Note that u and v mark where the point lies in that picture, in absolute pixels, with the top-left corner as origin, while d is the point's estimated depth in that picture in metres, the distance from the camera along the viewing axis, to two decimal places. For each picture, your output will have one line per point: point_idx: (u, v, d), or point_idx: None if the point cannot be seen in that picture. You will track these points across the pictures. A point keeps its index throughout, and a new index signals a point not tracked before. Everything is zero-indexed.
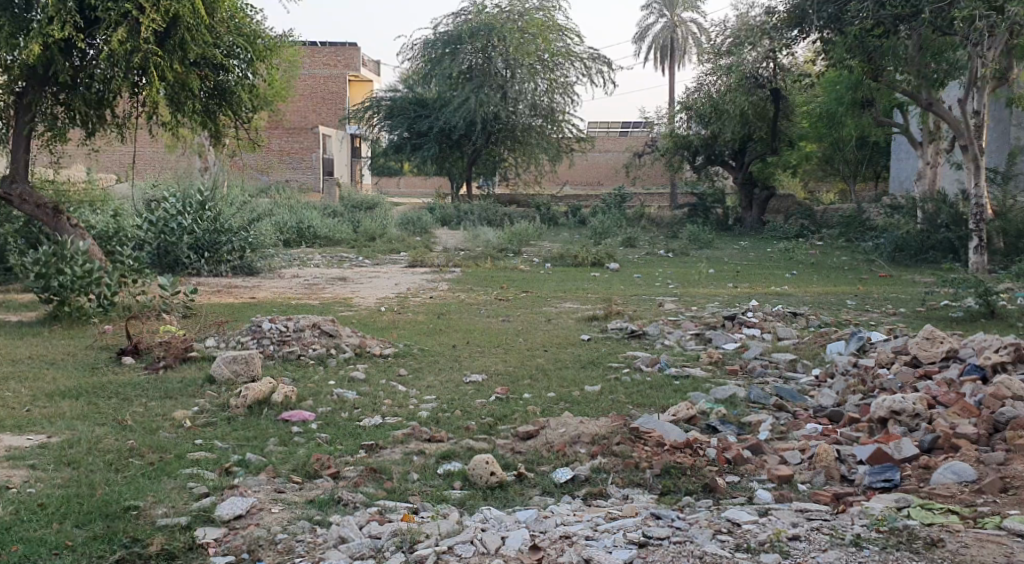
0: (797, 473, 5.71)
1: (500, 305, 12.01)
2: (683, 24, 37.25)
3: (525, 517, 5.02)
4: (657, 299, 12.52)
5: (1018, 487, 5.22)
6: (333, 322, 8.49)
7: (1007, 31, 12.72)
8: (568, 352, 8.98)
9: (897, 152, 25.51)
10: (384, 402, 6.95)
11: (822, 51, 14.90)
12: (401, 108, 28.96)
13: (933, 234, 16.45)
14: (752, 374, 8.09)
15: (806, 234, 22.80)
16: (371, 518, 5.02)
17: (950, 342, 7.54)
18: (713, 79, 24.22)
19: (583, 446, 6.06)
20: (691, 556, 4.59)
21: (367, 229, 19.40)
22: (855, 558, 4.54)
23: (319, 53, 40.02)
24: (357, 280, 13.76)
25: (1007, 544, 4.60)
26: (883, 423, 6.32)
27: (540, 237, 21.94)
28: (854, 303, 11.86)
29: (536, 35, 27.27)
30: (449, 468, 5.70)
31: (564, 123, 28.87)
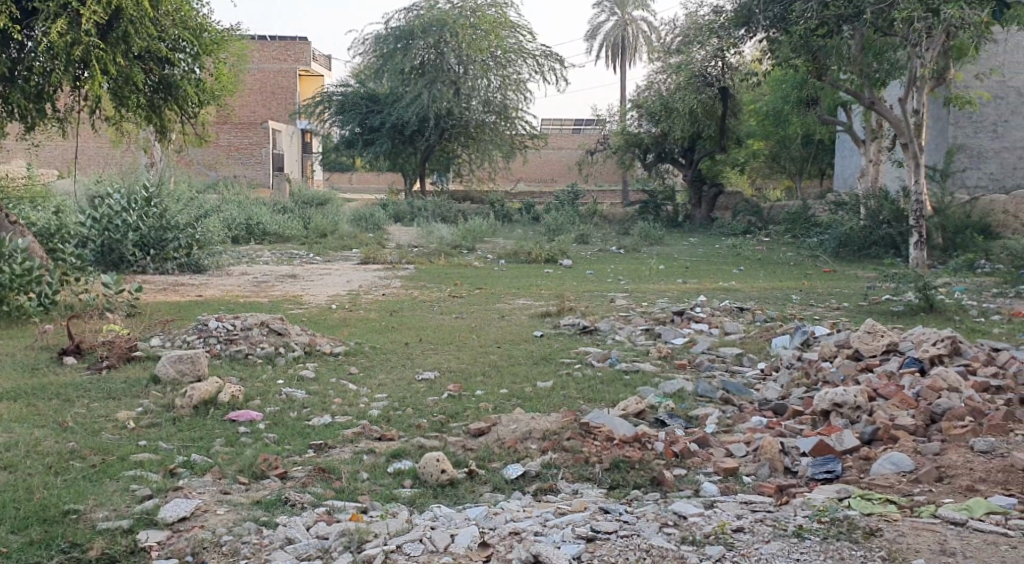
0: (742, 465, 5.76)
1: (454, 302, 11.98)
2: (633, 22, 37.45)
3: (475, 515, 5.00)
4: (610, 295, 12.58)
5: (953, 476, 5.31)
6: (282, 321, 8.43)
7: (945, 32, 12.97)
8: (520, 348, 8.99)
9: (841, 150, 25.88)
10: (334, 401, 6.90)
11: (768, 50, 15.06)
12: (353, 103, 28.72)
13: (876, 230, 16.71)
14: (700, 368, 8.16)
15: (753, 231, 23.03)
16: (318, 518, 4.98)
17: (890, 336, 7.66)
18: (664, 78, 24.44)
19: (535, 442, 6.07)
20: (638, 549, 4.59)
21: (318, 226, 19.23)
22: (797, 549, 4.55)
23: (268, 47, 39.44)
24: (308, 278, 13.66)
25: (940, 532, 4.66)
26: (826, 415, 6.40)
27: (493, 234, 21.93)
28: (800, 298, 12.02)
29: (488, 31, 27.33)
30: (399, 467, 5.67)
31: (517, 119, 28.86)
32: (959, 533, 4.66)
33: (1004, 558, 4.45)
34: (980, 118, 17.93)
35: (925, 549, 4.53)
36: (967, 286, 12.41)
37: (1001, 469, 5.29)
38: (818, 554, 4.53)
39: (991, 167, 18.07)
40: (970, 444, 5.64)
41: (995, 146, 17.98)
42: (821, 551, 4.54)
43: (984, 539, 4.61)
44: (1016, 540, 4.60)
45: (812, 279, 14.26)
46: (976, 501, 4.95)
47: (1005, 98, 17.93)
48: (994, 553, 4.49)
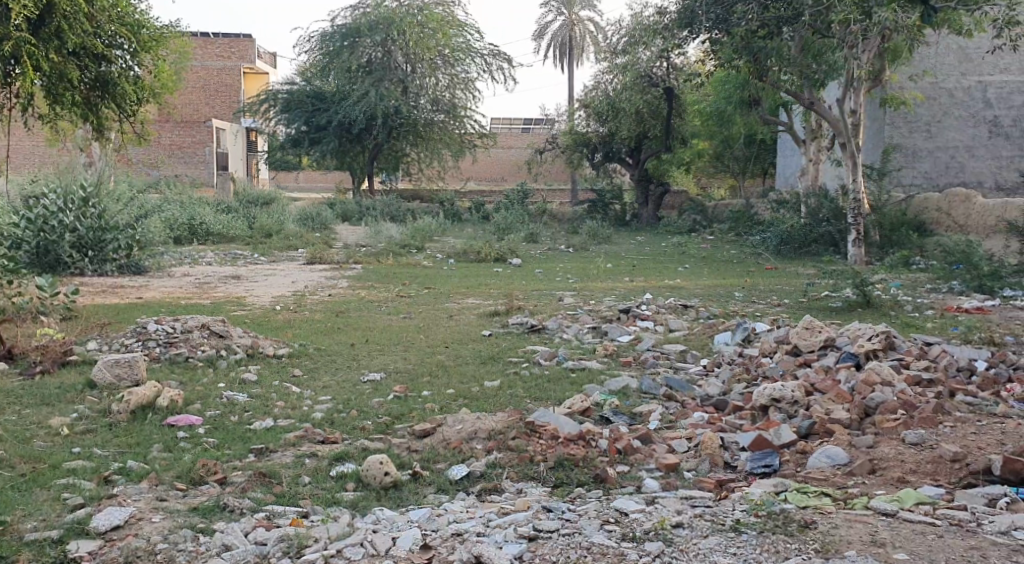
0: (683, 461, 5.81)
1: (401, 301, 11.94)
2: (580, 22, 37.62)
3: (417, 517, 4.99)
4: (558, 293, 12.60)
5: (886, 468, 5.39)
6: (224, 323, 8.34)
7: (880, 34, 13.27)
8: (467, 348, 8.98)
9: (783, 149, 26.21)
10: (277, 404, 6.84)
11: (711, 51, 15.24)
12: (298, 101, 28.31)
13: (816, 228, 16.96)
14: (645, 365, 8.21)
15: (699, 229, 23.25)
16: (257, 524, 4.93)
17: (828, 331, 7.79)
18: (610, 78, 24.65)
19: (480, 442, 6.07)
20: (579, 548, 4.60)
21: (263, 225, 19.03)
22: (734, 543, 4.58)
23: (213, 44, 39.06)
24: (252, 278, 13.55)
25: (873, 523, 4.71)
26: (765, 410, 6.49)
27: (443, 234, 21.85)
28: (742, 295, 12.15)
29: (435, 29, 27.43)
30: (342, 469, 5.63)
31: (465, 118, 28.87)
32: (890, 524, 4.71)
33: (932, 547, 4.48)
34: (914, 119, 18.34)
35: (857, 540, 4.55)
36: (903, 282, 12.63)
37: (932, 460, 5.37)
38: (754, 547, 4.56)
39: (926, 165, 18.50)
40: (902, 437, 5.73)
41: (929, 145, 18.41)
42: (757, 545, 4.56)
43: (913, 529, 4.64)
44: (942, 529, 4.63)
45: (754, 276, 14.41)
46: (907, 492, 5.03)
47: (937, 99, 18.29)
48: (923, 542, 4.52)
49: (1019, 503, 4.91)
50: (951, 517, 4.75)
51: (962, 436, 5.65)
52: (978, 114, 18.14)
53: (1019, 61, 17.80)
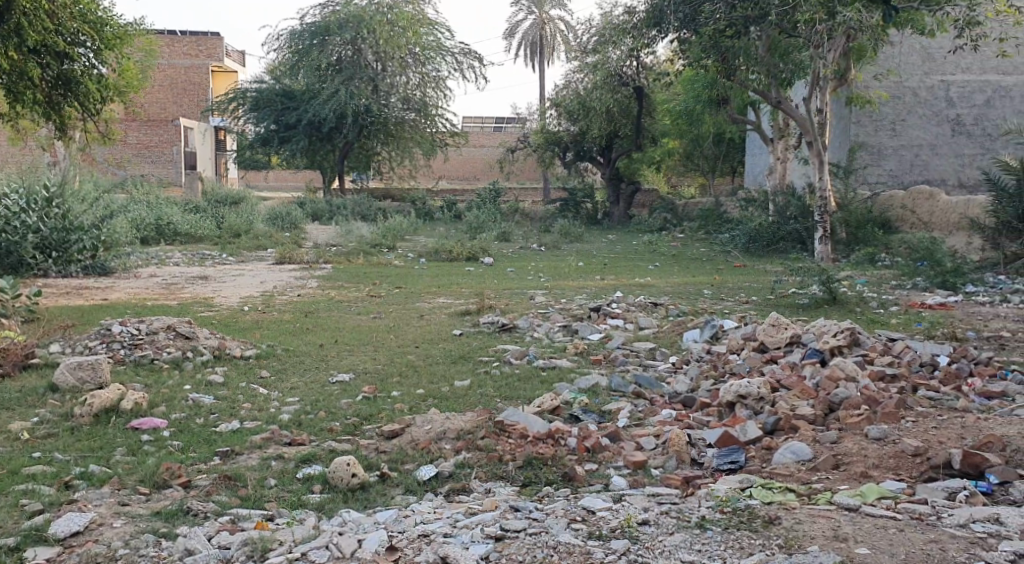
0: (651, 458, 5.84)
1: (371, 301, 11.90)
2: (550, 21, 37.65)
3: (384, 518, 4.98)
4: (529, 292, 12.59)
5: (849, 463, 5.43)
6: (191, 324, 8.29)
7: (846, 34, 13.38)
8: (438, 347, 8.96)
9: (751, 148, 26.38)
10: (244, 405, 6.80)
11: (679, 50, 15.32)
12: (267, 100, 28.11)
13: (783, 226, 17.08)
14: (614, 363, 8.23)
15: (669, 227, 23.34)
16: (221, 527, 4.90)
17: (794, 328, 7.84)
18: (580, 77, 24.67)
19: (448, 442, 6.06)
20: (546, 547, 4.60)
21: (232, 225, 18.88)
22: (699, 540, 4.60)
23: (179, 42, 38.71)
24: (219, 278, 13.47)
25: (836, 518, 4.72)
26: (731, 406, 6.52)
27: (415, 233, 21.79)
28: (711, 292, 12.22)
29: (405, 27, 27.32)
30: (309, 472, 5.60)
31: (437, 117, 28.82)
32: (853, 518, 4.74)
33: (893, 541, 4.49)
34: (879, 118, 18.57)
35: (820, 535, 4.57)
36: (868, 279, 12.75)
37: (894, 454, 5.42)
38: (719, 544, 4.58)
39: (891, 164, 18.71)
40: (865, 432, 5.79)
41: (893, 144, 18.63)
42: (722, 542, 4.58)
43: (875, 523, 4.66)
44: (904, 523, 4.66)
45: (723, 274, 14.47)
46: (870, 487, 5.07)
47: (901, 98, 18.49)
48: (884, 536, 4.54)
49: (978, 496, 4.96)
50: (912, 511, 4.78)
51: (923, 430, 5.71)
52: (941, 113, 18.33)
53: (980, 61, 18.02)
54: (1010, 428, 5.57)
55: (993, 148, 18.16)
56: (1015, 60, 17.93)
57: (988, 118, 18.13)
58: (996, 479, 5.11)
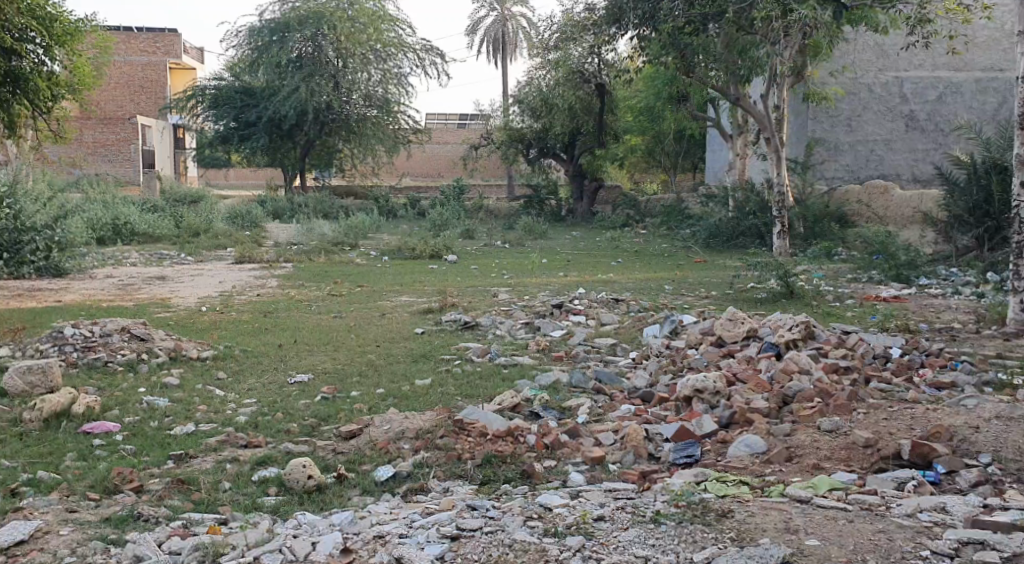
0: (608, 454, 5.87)
1: (333, 300, 11.85)
2: (512, 18, 37.65)
3: (340, 520, 4.97)
4: (492, 290, 12.59)
5: (802, 455, 5.49)
6: (146, 325, 8.22)
7: (802, 32, 13.51)
8: (399, 346, 8.94)
9: (712, 144, 26.53)
10: (199, 408, 6.74)
11: (639, 47, 15.40)
12: (226, 97, 27.88)
13: (742, 222, 17.24)
14: (575, 359, 8.26)
15: (632, 224, 23.45)
16: (172, 533, 4.86)
17: (750, 323, 7.92)
18: (542, 74, 24.69)
19: (407, 442, 6.06)
20: (501, 545, 4.60)
21: (190, 224, 18.70)
22: (652, 535, 4.63)
23: (136, 39, 38.38)
24: (177, 279, 13.32)
25: (787, 510, 4.78)
26: (688, 400, 6.57)
27: (377, 231, 21.70)
28: (671, 288, 12.29)
29: (366, 24, 27.23)
30: (264, 474, 5.58)
31: (399, 113, 28.74)
32: (804, 510, 4.79)
33: (842, 531, 4.54)
34: (836, 114, 18.77)
35: (772, 527, 4.60)
36: (825, 273, 12.88)
37: (845, 446, 5.49)
38: (672, 538, 4.61)
39: (847, 159, 18.88)
40: (818, 424, 5.86)
41: (850, 139, 18.78)
42: (676, 536, 4.61)
43: (825, 515, 4.72)
44: (853, 513, 4.71)
45: (684, 269, 14.57)
46: (821, 479, 5.13)
47: (857, 94, 18.70)
48: (834, 527, 4.58)
49: (926, 486, 5.04)
50: (862, 501, 4.85)
51: (873, 422, 5.79)
52: (895, 109, 18.59)
53: (932, 59, 18.42)
54: (958, 418, 5.66)
55: (945, 143, 18.49)
56: (964, 57, 18.29)
57: (940, 113, 18.46)
58: (943, 469, 5.19)
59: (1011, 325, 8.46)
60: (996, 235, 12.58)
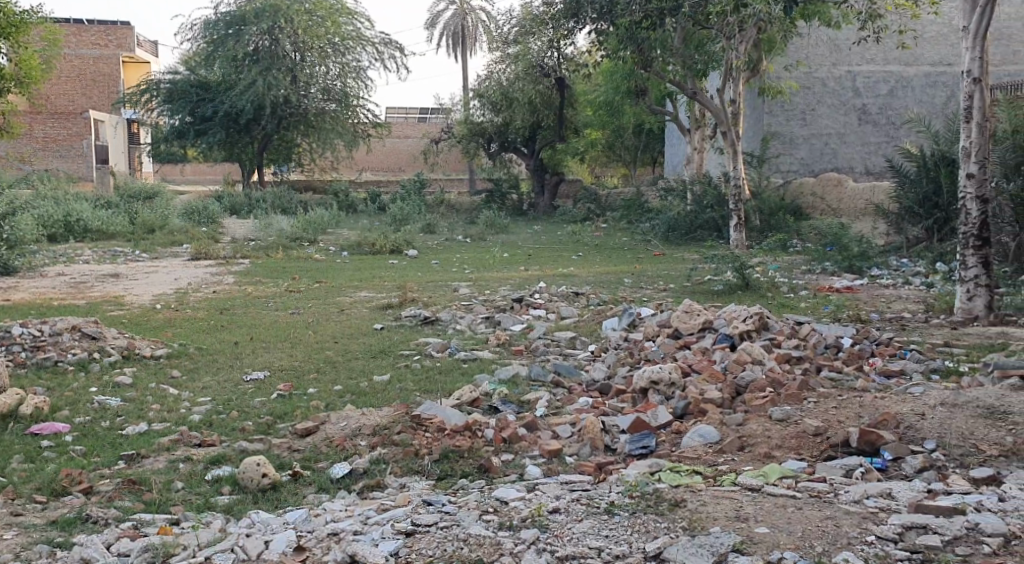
0: (566, 446, 5.89)
1: (291, 297, 11.77)
2: (472, 12, 37.61)
3: (293, 518, 4.95)
4: (452, 284, 12.58)
5: (754, 444, 5.56)
6: (97, 324, 8.12)
7: (756, 26, 13.61)
8: (358, 342, 8.91)
9: (671, 139, 26.66)
10: (152, 407, 6.68)
11: (596, 41, 15.44)
12: (181, 91, 27.58)
13: (700, 215, 17.40)
14: (535, 353, 8.28)
15: (592, 217, 23.52)
16: (122, 534, 4.82)
17: (706, 315, 8.00)
18: (502, 67, 24.69)
19: (364, 439, 6.04)
20: (456, 539, 4.61)
21: (145, 221, 18.49)
22: (606, 526, 4.66)
23: (86, 32, 37.87)
24: (132, 277, 13.10)
25: (738, 499, 4.83)
26: (644, 392, 6.62)
27: (337, 226, 21.60)
28: (630, 281, 12.36)
29: (324, 17, 27.13)
30: (218, 473, 5.54)
31: (358, 108, 28.62)
32: (755, 498, 4.84)
33: (791, 518, 4.59)
34: (791, 107, 19.01)
35: (722, 516, 4.65)
36: (780, 265, 13.02)
37: (795, 434, 5.56)
38: (625, 529, 4.64)
39: (801, 153, 19.12)
40: (769, 413, 5.93)
41: (804, 133, 19.08)
42: (629, 526, 4.65)
43: (775, 502, 4.77)
44: (802, 501, 4.77)
45: (643, 263, 14.64)
46: (771, 467, 5.19)
47: (811, 88, 19.03)
48: (783, 515, 4.63)
49: (873, 472, 5.11)
50: (811, 489, 4.91)
51: (824, 410, 5.87)
52: (848, 103, 18.91)
53: (884, 53, 18.69)
54: (905, 405, 5.75)
55: (896, 136, 18.91)
56: (914, 51, 18.65)
57: (892, 107, 18.81)
58: (891, 456, 5.26)
59: (959, 313, 8.63)
60: (945, 227, 12.78)
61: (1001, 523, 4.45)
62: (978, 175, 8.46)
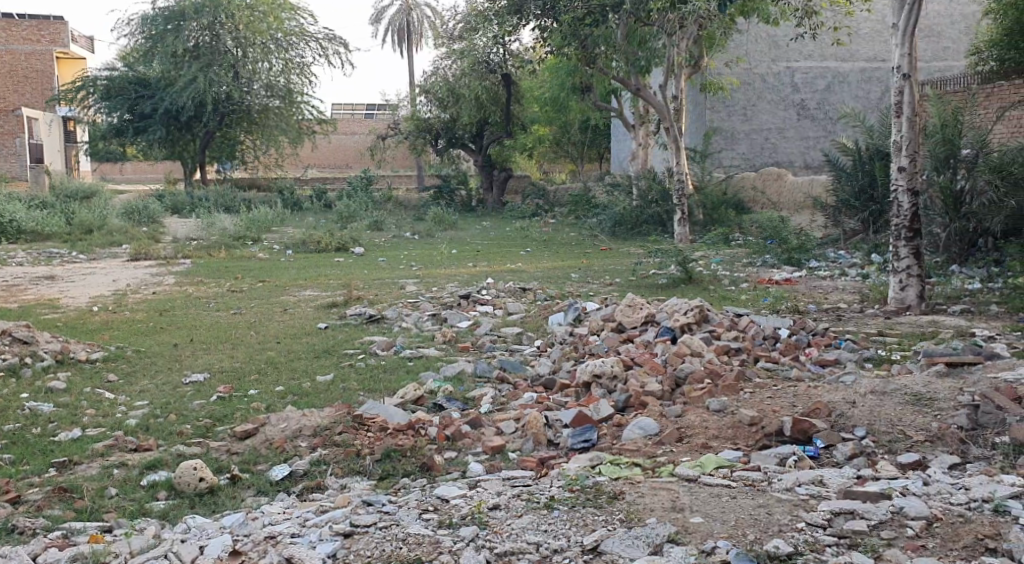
0: (509, 442, 5.91)
1: (233, 296, 11.66)
2: (417, 7, 37.46)
3: (230, 522, 4.91)
4: (399, 281, 12.54)
5: (692, 435, 5.63)
6: (29, 328, 7.97)
7: (697, 22, 13.74)
8: (302, 342, 8.84)
9: (617, 135, 26.80)
10: (87, 412, 6.58)
11: (541, 37, 15.41)
12: (119, 88, 27.09)
13: (645, 210, 17.55)
14: (482, 349, 8.28)
15: (540, 213, 23.58)
16: (50, 544, 4.74)
17: (649, 309, 8.08)
18: (448, 63, 24.63)
19: (304, 440, 6.00)
20: (395, 539, 4.59)
21: (83, 221, 18.15)
22: (545, 521, 4.67)
23: (17, 27, 36.88)
24: (68, 278, 12.90)
25: (676, 490, 4.87)
26: (587, 386, 6.66)
27: (283, 224, 21.38)
28: (577, 276, 12.43)
29: (266, 12, 26.72)
30: (153, 479, 5.46)
31: (303, 103, 28.39)
32: (691, 489, 4.89)
33: (724, 508, 4.65)
34: (731, 104, 19.46)
35: (659, 507, 4.70)
36: (722, 258, 13.17)
37: (732, 425, 5.64)
38: (564, 522, 4.66)
39: (742, 148, 19.64)
40: (707, 404, 6.01)
41: (745, 128, 19.57)
42: (568, 520, 4.67)
43: (710, 492, 4.83)
44: (737, 490, 4.83)
45: (590, 258, 14.70)
46: (708, 457, 5.25)
47: (751, 84, 19.44)
48: (717, 504, 4.69)
49: (805, 460, 5.19)
50: (745, 478, 4.97)
51: (759, 400, 5.96)
52: (787, 98, 19.52)
53: (820, 48, 19.33)
54: (836, 394, 5.85)
55: (834, 131, 19.57)
56: (850, 48, 19.34)
57: (828, 102, 19.53)
58: (822, 443, 5.35)
59: (892, 303, 8.79)
60: (879, 219, 12.98)
61: (924, 506, 4.54)
62: (908, 169, 8.63)
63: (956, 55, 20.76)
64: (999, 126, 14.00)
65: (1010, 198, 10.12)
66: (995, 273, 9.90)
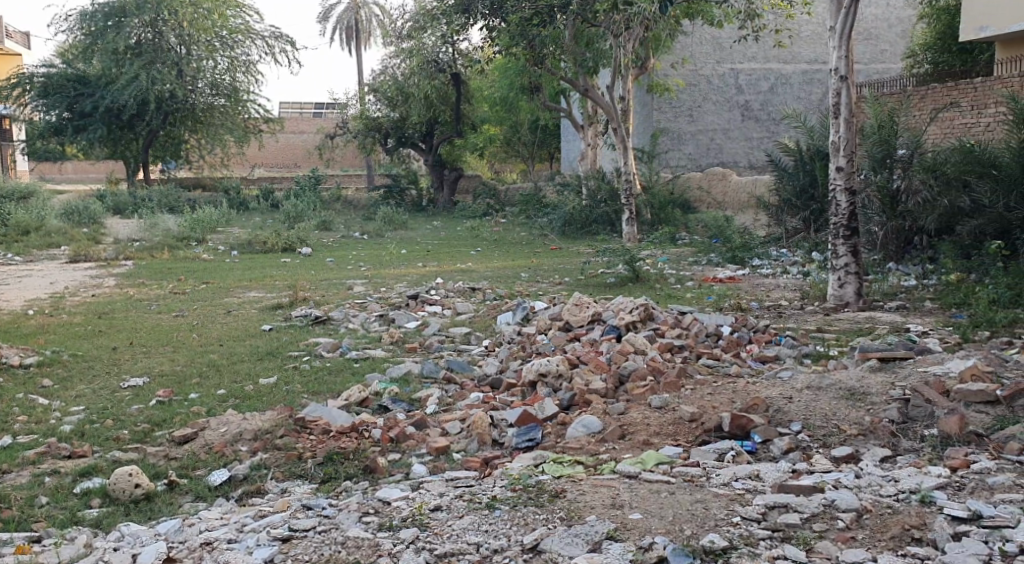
0: (453, 443, 5.88)
1: (175, 298, 11.49)
2: (365, 6, 37.22)
3: (165, 529, 4.83)
4: (347, 282, 12.47)
5: (634, 432, 5.64)
6: None
7: (643, 23, 13.81)
8: (246, 344, 8.73)
9: (566, 134, 26.87)
10: (20, 419, 6.45)
11: (490, 37, 15.35)
12: (58, 85, 26.50)
13: (593, 210, 17.62)
14: (430, 349, 8.24)
15: (490, 213, 23.54)
16: None
17: (596, 307, 8.10)
18: (397, 62, 24.51)
19: (244, 444, 5.93)
20: (333, 543, 4.56)
21: (20, 221, 17.74)
22: (486, 521, 4.66)
23: None
24: (4, 281, 12.64)
25: (616, 487, 4.89)
26: (533, 385, 6.66)
27: (229, 225, 21.10)
28: (526, 275, 12.43)
29: (211, 9, 26.28)
30: (87, 486, 5.36)
31: (249, 102, 28.08)
32: (632, 486, 4.90)
33: (664, 504, 4.67)
34: (677, 105, 19.59)
35: (599, 504, 4.71)
36: (668, 257, 13.25)
37: (673, 421, 5.67)
38: (506, 522, 4.64)
39: (689, 148, 19.79)
40: (650, 401, 6.04)
41: (691, 128, 19.74)
42: (509, 519, 4.66)
43: (649, 488, 4.84)
44: (676, 486, 4.85)
45: (538, 257, 14.70)
46: (649, 455, 5.27)
47: (697, 85, 19.64)
48: (656, 501, 4.71)
49: (743, 455, 5.23)
50: (685, 474, 4.99)
51: (700, 397, 5.99)
52: (731, 99, 19.77)
53: (763, 51, 19.70)
54: (774, 390, 5.91)
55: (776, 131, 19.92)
56: (790, 51, 19.78)
57: (771, 103, 19.95)
58: (760, 438, 5.40)
59: (831, 300, 8.90)
60: (820, 218, 13.17)
61: (855, 499, 4.59)
62: (846, 168, 8.75)
63: (894, 57, 21.09)
64: (933, 127, 14.29)
65: (942, 197, 10.28)
66: (930, 270, 10.08)
